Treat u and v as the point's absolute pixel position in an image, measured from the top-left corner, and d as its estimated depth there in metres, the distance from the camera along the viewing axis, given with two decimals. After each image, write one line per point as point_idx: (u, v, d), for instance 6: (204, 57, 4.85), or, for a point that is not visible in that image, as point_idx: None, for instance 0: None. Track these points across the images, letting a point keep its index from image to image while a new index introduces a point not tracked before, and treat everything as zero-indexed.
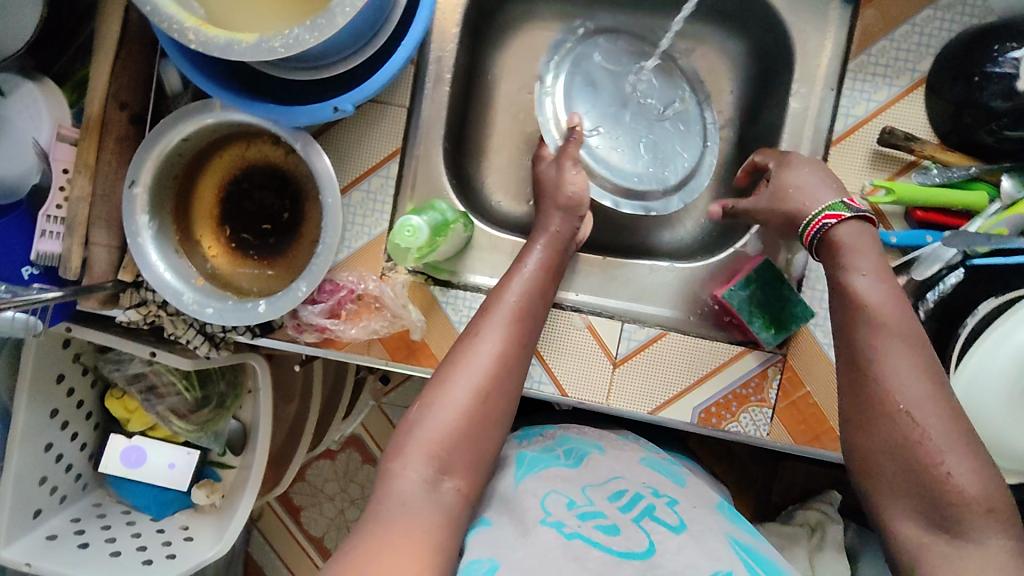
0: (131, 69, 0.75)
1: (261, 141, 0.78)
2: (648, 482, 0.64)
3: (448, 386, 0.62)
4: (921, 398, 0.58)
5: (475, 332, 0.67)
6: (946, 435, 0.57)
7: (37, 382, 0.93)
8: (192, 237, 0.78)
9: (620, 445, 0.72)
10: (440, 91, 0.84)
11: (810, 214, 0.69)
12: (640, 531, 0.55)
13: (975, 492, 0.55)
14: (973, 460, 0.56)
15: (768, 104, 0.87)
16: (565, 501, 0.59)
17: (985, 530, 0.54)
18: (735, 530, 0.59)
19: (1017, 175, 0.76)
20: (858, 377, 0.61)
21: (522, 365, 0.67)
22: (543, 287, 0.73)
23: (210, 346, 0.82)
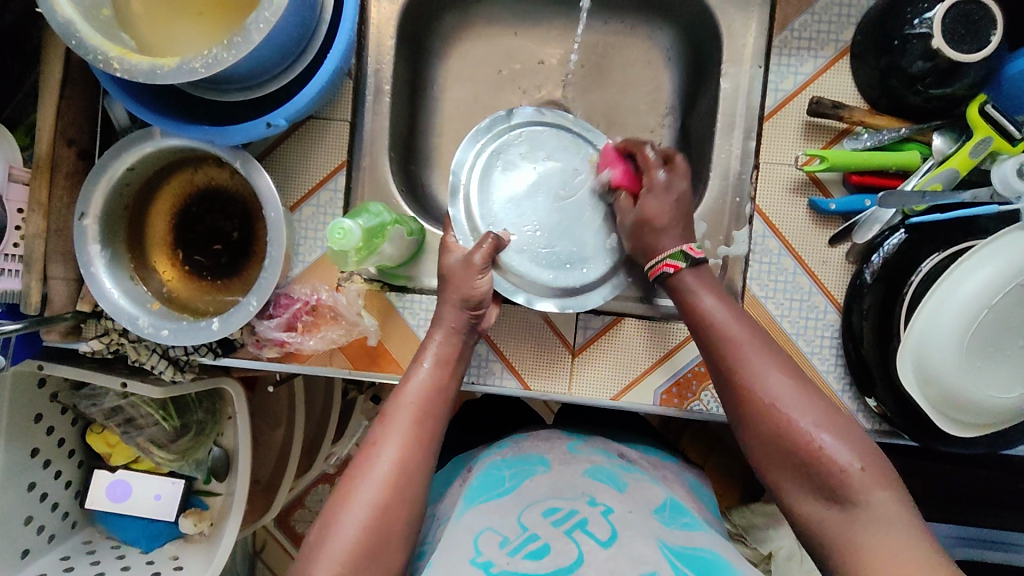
0: (77, 106, 0.77)
1: (206, 165, 0.81)
2: (585, 491, 0.64)
3: (348, 502, 0.61)
4: (780, 388, 0.61)
5: (373, 443, 0.64)
6: (808, 401, 0.60)
7: (15, 422, 0.94)
8: (146, 263, 0.80)
9: (565, 457, 0.71)
10: (381, 103, 0.86)
11: (655, 258, 0.72)
12: (569, 543, 0.57)
13: (853, 452, 0.57)
14: (847, 429, 0.59)
15: (703, 89, 0.89)
16: (500, 540, 0.58)
17: (874, 491, 0.56)
18: (667, 533, 0.59)
19: (948, 132, 0.77)
20: (724, 354, 0.65)
21: (426, 466, 0.64)
22: (444, 385, 0.69)
23: (174, 370, 0.84)
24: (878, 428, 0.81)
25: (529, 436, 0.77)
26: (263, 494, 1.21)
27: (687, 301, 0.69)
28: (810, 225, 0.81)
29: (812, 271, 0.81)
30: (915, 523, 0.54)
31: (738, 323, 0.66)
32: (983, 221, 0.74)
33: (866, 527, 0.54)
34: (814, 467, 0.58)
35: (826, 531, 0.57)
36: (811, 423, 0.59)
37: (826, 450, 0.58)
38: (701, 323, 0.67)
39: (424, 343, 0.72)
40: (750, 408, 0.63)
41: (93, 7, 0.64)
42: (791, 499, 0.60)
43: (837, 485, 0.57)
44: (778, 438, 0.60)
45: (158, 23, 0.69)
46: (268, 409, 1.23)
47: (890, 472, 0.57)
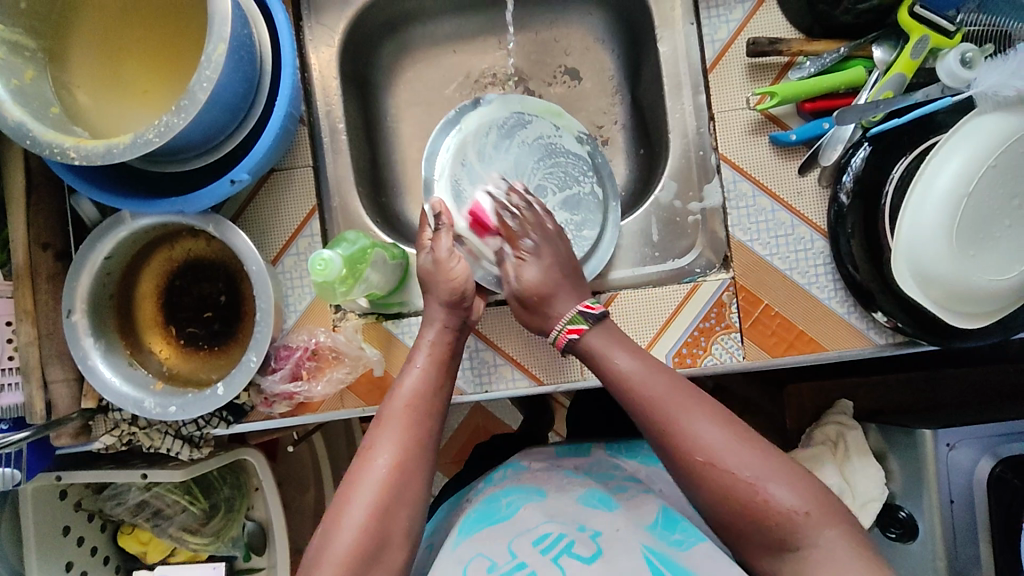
0: (46, 209, 0.77)
1: (182, 238, 0.82)
2: (575, 518, 0.62)
3: (344, 508, 0.59)
4: (720, 441, 0.58)
5: (369, 444, 0.62)
6: (739, 450, 0.58)
7: (43, 539, 0.92)
8: (142, 346, 0.80)
9: (561, 483, 0.69)
10: (338, 142, 0.88)
11: (555, 328, 0.71)
12: (555, 571, 0.56)
13: (794, 498, 0.56)
14: (786, 467, 0.57)
15: (644, 58, 0.91)
16: (489, 564, 0.58)
17: (817, 532, 0.55)
18: (654, 543, 0.59)
19: (885, 42, 0.79)
20: (651, 417, 0.61)
21: (425, 468, 0.62)
22: (437, 384, 0.68)
23: (191, 448, 0.83)
24: (891, 341, 0.81)
25: (529, 465, 0.74)
26: None
27: (604, 365, 0.66)
28: (779, 161, 0.82)
29: (790, 205, 0.82)
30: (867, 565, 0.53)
31: (661, 382, 0.62)
32: (941, 116, 0.74)
33: (820, 570, 0.54)
34: (757, 518, 0.56)
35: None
36: (752, 474, 0.57)
37: (770, 500, 0.56)
38: (628, 390, 0.63)
39: (418, 345, 0.72)
40: (691, 479, 0.58)
41: (40, 106, 0.65)
42: (737, 542, 0.58)
43: (786, 537, 0.55)
44: (728, 504, 0.57)
45: (108, 112, 0.70)
46: (295, 474, 1.21)
47: (835, 506, 0.57)
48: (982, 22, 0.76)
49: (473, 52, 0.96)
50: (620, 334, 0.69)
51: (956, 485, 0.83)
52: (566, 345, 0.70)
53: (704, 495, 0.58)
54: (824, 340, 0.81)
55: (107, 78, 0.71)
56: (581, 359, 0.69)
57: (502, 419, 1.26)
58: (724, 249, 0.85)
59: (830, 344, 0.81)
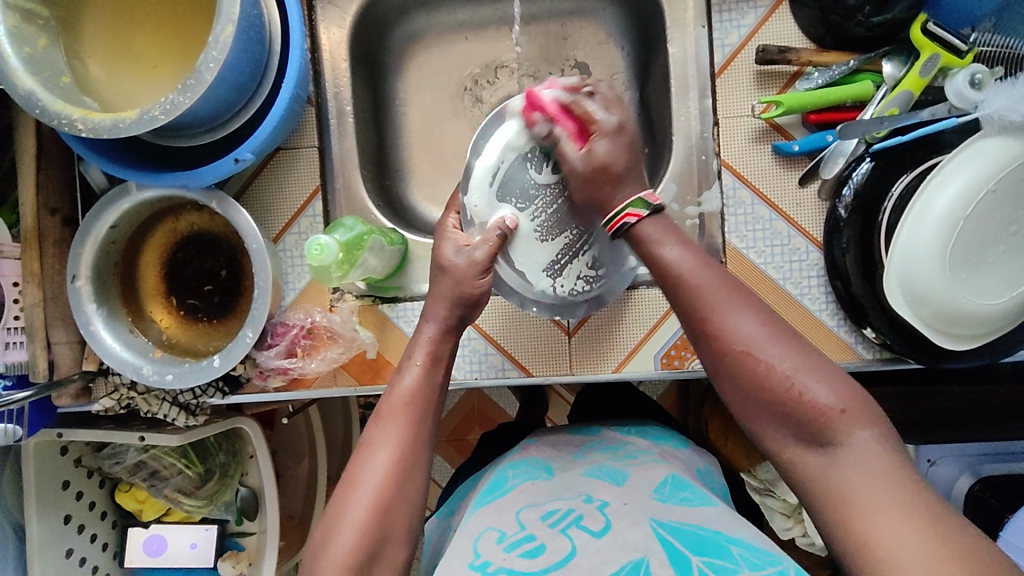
0: (55, 175, 0.79)
1: (185, 211, 0.83)
2: (582, 490, 0.61)
3: (344, 507, 0.60)
4: (754, 333, 0.56)
5: (369, 442, 0.63)
6: (780, 345, 0.55)
7: (43, 492, 0.96)
8: (144, 314, 0.82)
9: (569, 462, 0.69)
10: (345, 124, 0.88)
11: (615, 208, 0.65)
12: (563, 539, 0.55)
13: (833, 396, 0.53)
14: (826, 371, 0.55)
15: (654, 58, 0.90)
16: (497, 536, 0.56)
17: (850, 429, 0.52)
18: (664, 511, 0.57)
19: (895, 57, 0.79)
20: (691, 306, 0.59)
21: (422, 464, 0.63)
22: (438, 383, 0.67)
23: (186, 415, 0.85)
24: (878, 356, 0.82)
25: (540, 441, 0.76)
26: (298, 527, 1.23)
27: (650, 253, 0.62)
28: (780, 170, 0.82)
29: (788, 215, 0.82)
30: (897, 466, 0.50)
31: (702, 271, 0.59)
32: (947, 136, 0.74)
33: (848, 472, 0.51)
34: (799, 415, 0.54)
35: (807, 475, 0.54)
36: (790, 367, 0.54)
37: (808, 396, 0.53)
38: (668, 279, 0.61)
39: (414, 341, 0.69)
40: (724, 366, 0.57)
41: (51, 75, 0.67)
42: (769, 441, 0.56)
43: (820, 429, 0.53)
44: (766, 399, 0.55)
45: (118, 84, 0.72)
46: (290, 444, 1.24)
47: (873, 408, 0.53)
48: (996, 43, 0.76)
49: (484, 41, 0.96)
50: (677, 227, 0.64)
51: None
52: (618, 230, 0.64)
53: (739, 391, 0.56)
54: None
55: (118, 50, 0.72)
56: (631, 246, 0.65)
57: (499, 403, 1.28)
58: (720, 254, 0.85)
59: None
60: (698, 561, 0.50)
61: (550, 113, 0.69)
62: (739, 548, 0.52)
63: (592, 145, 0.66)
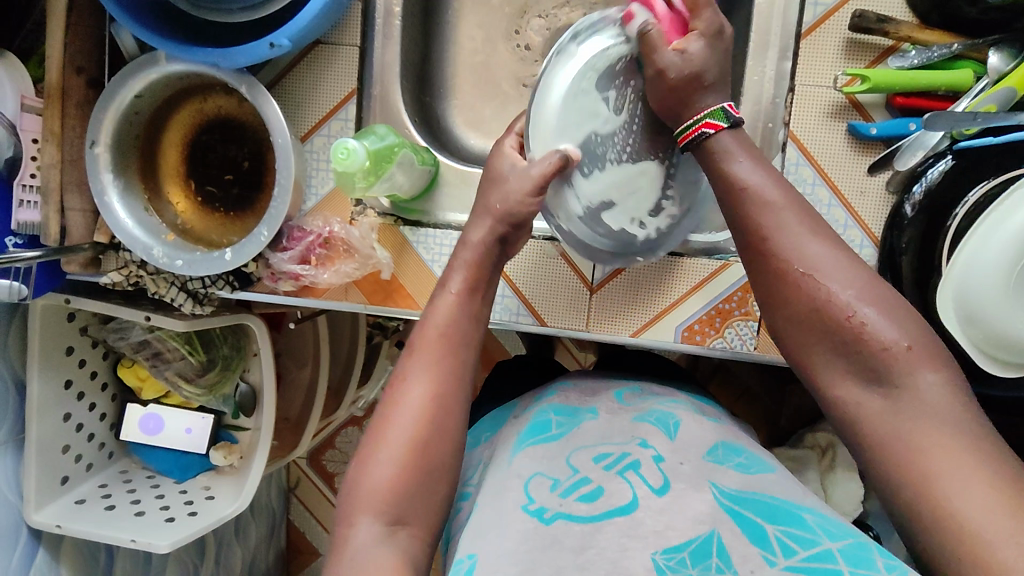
0: (84, 33, 0.75)
1: (215, 93, 0.79)
2: (635, 436, 0.57)
3: (378, 445, 0.57)
4: (821, 257, 0.54)
5: (401, 377, 0.60)
6: (841, 271, 0.53)
7: (47, 355, 0.96)
8: (161, 194, 0.80)
9: (616, 405, 0.65)
10: (391, 27, 0.82)
11: (692, 116, 0.61)
12: (623, 484, 0.51)
13: (896, 332, 0.51)
14: (891, 304, 0.52)
15: (735, 9, 0.83)
16: (549, 482, 0.53)
17: (918, 369, 0.49)
18: (721, 476, 0.52)
19: (1005, 48, 0.70)
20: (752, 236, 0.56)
21: (460, 402, 0.60)
22: (474, 313, 0.65)
23: (194, 304, 0.84)
24: None
25: (577, 383, 0.72)
26: (291, 430, 1.24)
27: (721, 166, 0.59)
28: (849, 153, 0.76)
29: (849, 203, 0.76)
30: (967, 414, 0.47)
31: (771, 188, 0.57)
32: None
33: (912, 419, 0.48)
34: (850, 363, 0.52)
35: (868, 420, 0.50)
36: (852, 295, 0.52)
37: (866, 325, 0.51)
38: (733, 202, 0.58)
39: (451, 265, 0.67)
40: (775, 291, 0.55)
41: None
42: (823, 382, 0.53)
43: (883, 370, 0.50)
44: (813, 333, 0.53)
45: None
46: (293, 349, 1.23)
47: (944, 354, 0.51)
48: None
49: None
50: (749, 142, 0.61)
51: None
52: (693, 142, 0.61)
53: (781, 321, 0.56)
54: None
55: None
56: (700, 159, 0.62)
57: (505, 347, 1.26)
58: None
59: None
60: (774, 529, 0.46)
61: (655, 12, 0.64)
62: (813, 517, 0.48)
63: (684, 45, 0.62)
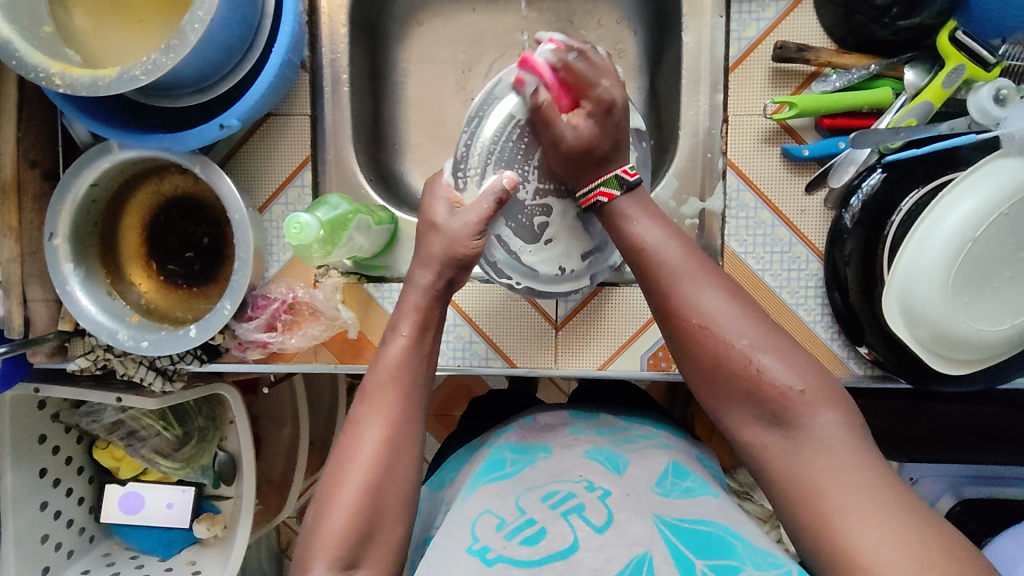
0: (35, 127, 0.76)
1: (170, 174, 0.81)
2: (583, 475, 0.60)
3: (338, 486, 0.59)
4: (718, 309, 0.57)
5: (356, 421, 0.62)
6: (738, 317, 0.57)
7: (20, 446, 0.95)
8: (123, 277, 0.80)
9: (569, 441, 0.68)
10: (340, 93, 0.85)
11: (588, 186, 0.68)
12: (566, 527, 0.53)
13: (793, 376, 0.54)
14: (788, 350, 0.56)
15: (666, 48, 0.87)
16: (496, 522, 0.55)
17: (814, 411, 0.53)
18: (667, 507, 0.56)
19: (919, 65, 0.74)
20: (661, 284, 0.61)
21: (412, 442, 0.62)
22: (424, 352, 0.67)
23: (163, 380, 0.84)
24: (870, 373, 0.80)
25: (540, 419, 0.76)
26: (276, 493, 1.23)
27: (624, 232, 0.65)
28: (786, 174, 0.79)
29: (791, 222, 0.79)
30: (860, 452, 0.51)
31: (671, 246, 0.61)
32: (964, 152, 0.72)
33: (810, 457, 0.51)
34: (757, 395, 0.55)
35: (767, 458, 0.54)
36: (747, 344, 0.56)
37: (764, 373, 0.55)
38: (652, 263, 0.62)
39: (400, 308, 0.69)
40: (682, 342, 0.59)
41: (31, 24, 0.64)
42: (732, 423, 0.57)
43: (781, 411, 0.54)
44: (721, 372, 0.56)
45: (103, 37, 0.68)
46: (272, 411, 1.23)
47: (837, 393, 0.55)
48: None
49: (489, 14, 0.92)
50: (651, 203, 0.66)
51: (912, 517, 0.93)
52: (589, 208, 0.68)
53: (694, 369, 0.59)
54: None
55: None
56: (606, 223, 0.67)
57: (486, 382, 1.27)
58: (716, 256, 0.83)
59: None
60: (702, 564, 0.49)
61: (545, 79, 0.68)
62: (744, 547, 0.51)
63: (575, 120, 0.67)
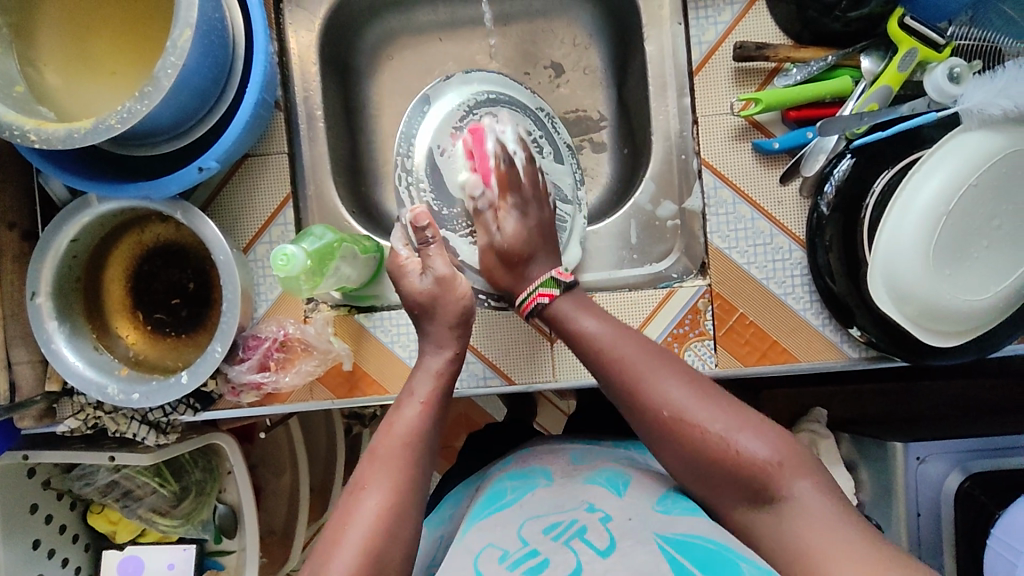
0: (12, 188, 0.76)
1: (151, 223, 0.80)
2: (585, 499, 0.60)
3: (331, 556, 0.55)
4: (685, 399, 0.61)
5: (358, 488, 0.59)
6: (707, 406, 0.61)
7: (11, 518, 0.92)
8: (110, 330, 0.79)
9: (570, 468, 0.68)
10: (316, 129, 0.86)
11: (527, 290, 0.74)
12: (568, 554, 0.53)
13: (767, 450, 0.58)
14: (756, 428, 0.60)
15: (630, 58, 0.89)
16: (499, 554, 0.55)
17: (791, 480, 0.57)
18: (669, 524, 0.56)
19: (874, 52, 0.77)
20: (626, 381, 0.64)
21: (416, 506, 0.60)
22: (431, 420, 0.66)
23: (157, 433, 0.83)
24: (865, 355, 0.81)
25: (535, 449, 0.76)
26: (281, 542, 1.20)
27: (572, 326, 0.70)
28: (759, 167, 0.81)
29: (770, 214, 0.81)
30: (833, 515, 0.55)
31: (623, 340, 0.67)
32: (927, 131, 0.74)
33: (796, 526, 0.55)
34: (739, 473, 0.58)
35: (754, 533, 0.58)
36: (722, 427, 0.59)
37: (743, 452, 0.58)
38: (602, 353, 0.66)
39: (417, 376, 0.69)
40: (635, 408, 0.63)
41: (5, 84, 0.65)
42: (720, 499, 0.60)
43: (762, 486, 0.57)
44: (697, 451, 0.59)
45: (78, 93, 0.69)
46: (271, 457, 1.21)
47: (807, 460, 0.59)
48: (973, 36, 0.75)
49: (455, 43, 0.95)
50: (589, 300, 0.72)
51: (924, 499, 0.91)
52: (533, 308, 0.73)
53: (671, 452, 0.61)
54: (797, 351, 0.81)
55: (76, 56, 0.70)
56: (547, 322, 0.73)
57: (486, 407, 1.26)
58: (701, 256, 0.84)
59: (802, 355, 0.81)
60: None
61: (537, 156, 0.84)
62: (750, 567, 0.51)
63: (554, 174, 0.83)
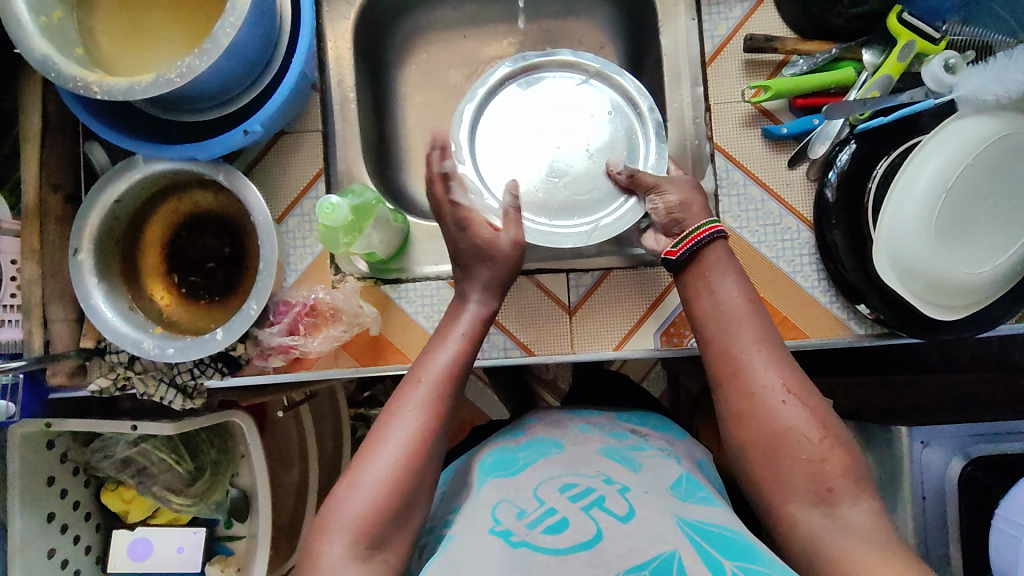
0: (59, 153, 0.80)
1: (191, 189, 0.84)
2: (600, 470, 0.61)
3: (363, 465, 0.62)
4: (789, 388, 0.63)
5: (388, 405, 0.65)
6: (804, 402, 0.62)
7: (28, 487, 0.92)
8: (143, 292, 0.82)
9: (580, 437, 0.69)
10: (348, 110, 0.90)
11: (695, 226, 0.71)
12: (588, 520, 0.54)
13: (843, 462, 0.60)
14: (846, 440, 0.61)
15: (647, 51, 0.95)
16: (517, 511, 0.57)
17: (854, 494, 0.59)
18: (689, 509, 0.56)
19: (875, 46, 0.83)
20: (728, 359, 0.65)
21: (443, 425, 0.64)
22: (455, 348, 0.68)
23: (184, 398, 0.83)
24: (869, 333, 0.85)
25: (542, 419, 0.75)
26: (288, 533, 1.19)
27: (689, 290, 0.70)
28: (768, 153, 0.87)
29: (779, 196, 0.86)
30: (884, 535, 0.57)
31: (746, 316, 0.67)
32: (924, 119, 0.78)
33: (845, 537, 0.57)
34: (813, 472, 0.60)
35: (805, 530, 0.59)
36: (816, 428, 0.61)
37: (826, 457, 0.60)
38: (720, 325, 0.67)
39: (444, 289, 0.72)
40: (739, 384, 0.64)
41: (66, 46, 0.69)
42: (775, 478, 0.61)
43: (830, 488, 0.59)
44: (783, 441, 0.61)
45: (131, 59, 0.74)
46: (280, 445, 1.21)
47: (871, 483, 0.60)
48: (966, 33, 0.81)
49: (480, 39, 1.00)
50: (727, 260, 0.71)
51: (928, 483, 0.92)
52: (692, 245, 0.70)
53: (754, 433, 0.62)
54: (805, 327, 0.85)
55: (130, 25, 0.74)
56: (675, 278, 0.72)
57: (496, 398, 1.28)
58: None
59: (810, 331, 0.85)
60: (732, 564, 0.50)
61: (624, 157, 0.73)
62: (772, 556, 0.52)
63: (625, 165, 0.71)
